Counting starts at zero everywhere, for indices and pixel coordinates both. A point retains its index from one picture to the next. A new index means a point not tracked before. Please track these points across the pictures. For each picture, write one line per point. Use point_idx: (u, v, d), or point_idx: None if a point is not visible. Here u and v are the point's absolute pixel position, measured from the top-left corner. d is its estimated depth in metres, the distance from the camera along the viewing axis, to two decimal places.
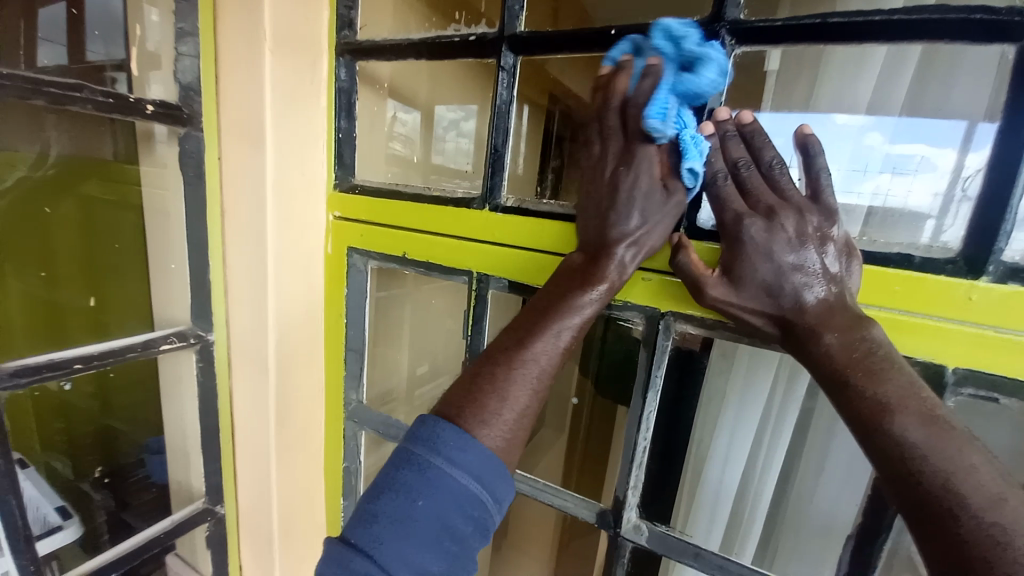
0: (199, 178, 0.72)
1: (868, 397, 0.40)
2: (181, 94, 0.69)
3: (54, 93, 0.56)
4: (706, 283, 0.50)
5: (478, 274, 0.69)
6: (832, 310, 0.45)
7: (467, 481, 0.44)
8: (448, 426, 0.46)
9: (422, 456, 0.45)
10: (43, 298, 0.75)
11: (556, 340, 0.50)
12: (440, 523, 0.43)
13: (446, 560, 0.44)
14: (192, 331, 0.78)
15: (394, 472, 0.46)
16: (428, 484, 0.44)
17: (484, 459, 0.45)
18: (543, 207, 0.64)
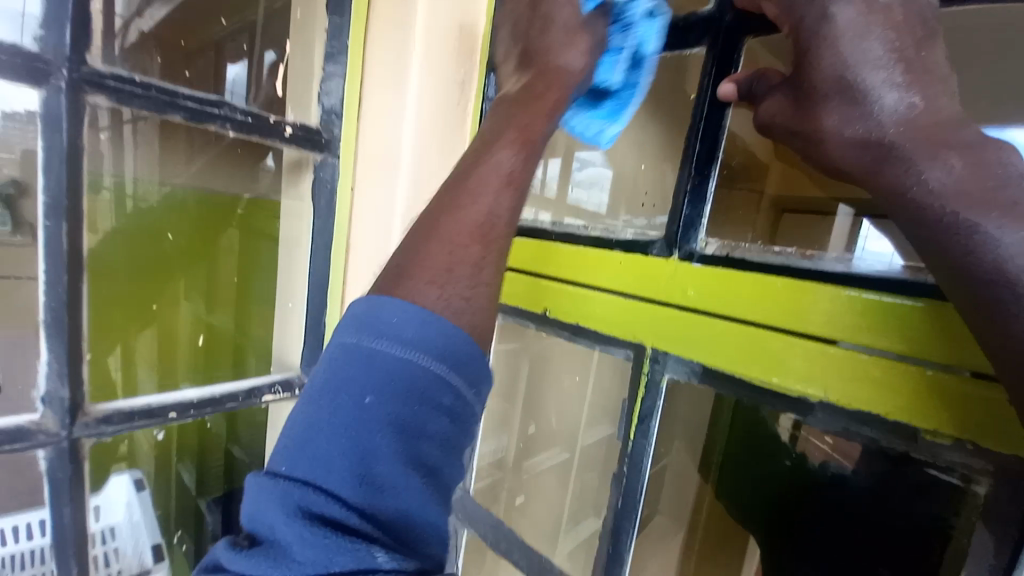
0: (329, 210, 0.65)
1: (986, 259, 0.26)
2: (323, 117, 0.63)
3: (191, 108, 0.53)
4: (830, 144, 0.32)
5: (653, 351, 0.47)
6: (1001, 183, 0.26)
7: (429, 363, 0.33)
8: (388, 300, 0.34)
9: (366, 344, 0.33)
10: (206, 320, 0.69)
11: (494, 172, 0.38)
12: (395, 419, 0.31)
13: (423, 464, 0.32)
14: (299, 380, 0.70)
15: (327, 378, 0.33)
16: (382, 375, 0.32)
17: (450, 337, 0.34)
18: (774, 259, 0.41)
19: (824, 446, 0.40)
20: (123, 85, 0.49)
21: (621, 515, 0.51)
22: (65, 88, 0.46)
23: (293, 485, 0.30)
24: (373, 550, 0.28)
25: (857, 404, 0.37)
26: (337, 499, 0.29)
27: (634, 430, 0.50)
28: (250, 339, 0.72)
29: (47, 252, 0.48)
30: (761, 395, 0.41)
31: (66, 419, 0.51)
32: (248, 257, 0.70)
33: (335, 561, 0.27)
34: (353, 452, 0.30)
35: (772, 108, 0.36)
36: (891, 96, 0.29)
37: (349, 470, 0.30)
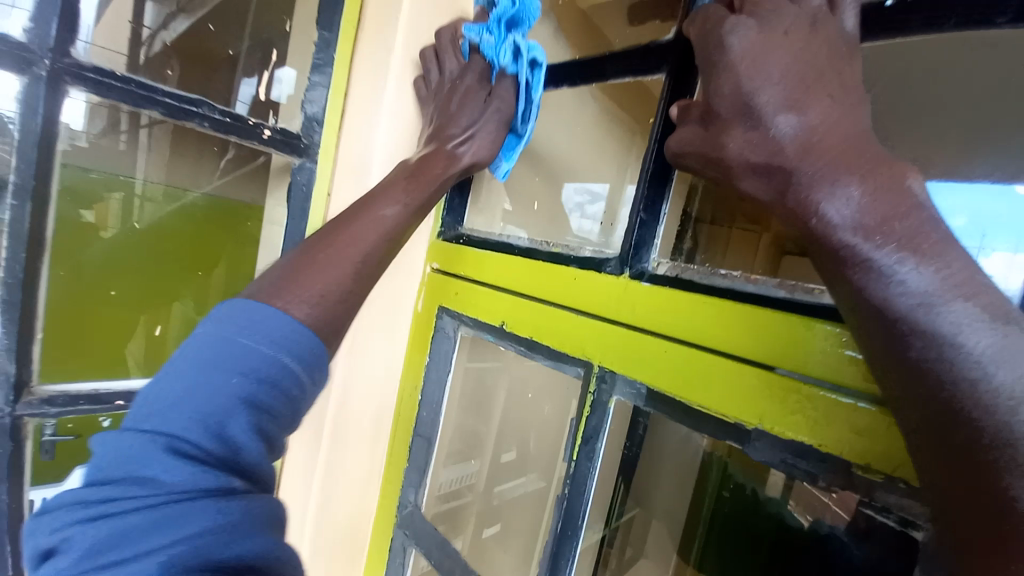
0: (303, 213, 0.66)
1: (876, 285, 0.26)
2: (303, 124, 0.64)
3: (169, 104, 0.56)
4: (735, 170, 0.34)
5: (600, 370, 0.47)
6: (903, 215, 0.26)
7: (281, 356, 0.36)
8: (239, 299, 0.37)
9: (209, 332, 0.36)
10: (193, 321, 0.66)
11: (375, 221, 0.46)
12: (252, 394, 0.34)
13: (267, 433, 0.35)
14: None
15: (188, 361, 0.34)
16: (234, 355, 0.35)
17: (298, 331, 0.37)
18: (719, 281, 0.41)
19: (823, 498, 0.35)
20: (103, 78, 0.52)
21: (562, 540, 0.49)
22: (45, 77, 0.49)
23: (156, 437, 0.32)
24: (231, 477, 0.32)
25: (793, 433, 0.36)
26: (199, 448, 0.32)
27: (578, 451, 0.48)
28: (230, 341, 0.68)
29: (10, 233, 0.51)
30: (698, 420, 0.40)
31: (12, 397, 0.53)
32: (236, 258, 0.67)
33: (200, 482, 0.31)
34: (210, 415, 0.33)
35: (689, 137, 0.38)
36: (784, 122, 0.31)
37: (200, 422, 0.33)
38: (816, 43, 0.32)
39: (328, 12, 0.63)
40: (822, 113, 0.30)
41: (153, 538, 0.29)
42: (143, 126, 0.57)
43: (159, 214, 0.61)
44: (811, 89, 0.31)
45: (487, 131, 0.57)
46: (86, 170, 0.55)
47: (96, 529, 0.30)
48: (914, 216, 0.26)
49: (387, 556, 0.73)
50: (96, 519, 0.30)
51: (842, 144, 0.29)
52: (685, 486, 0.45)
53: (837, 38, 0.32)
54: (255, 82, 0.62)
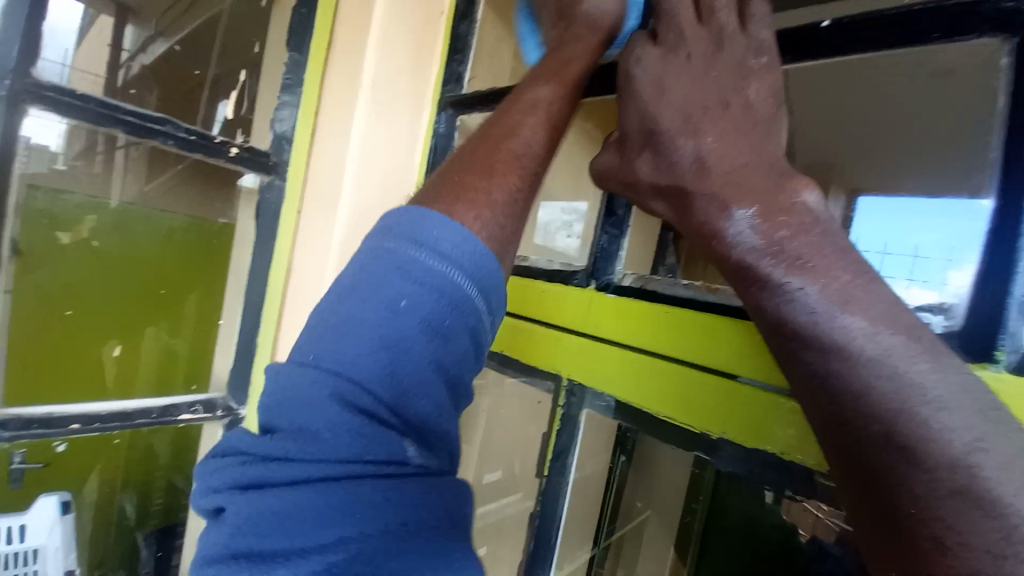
0: (273, 231, 0.65)
1: (782, 298, 0.29)
2: (274, 142, 0.64)
3: (132, 123, 0.55)
4: (646, 192, 0.36)
5: (569, 384, 0.46)
6: (794, 234, 0.29)
7: (459, 279, 0.33)
8: (437, 215, 0.34)
9: (406, 252, 0.33)
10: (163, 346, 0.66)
11: (520, 119, 0.38)
12: (429, 328, 0.32)
13: (450, 376, 0.33)
14: (223, 402, 0.67)
15: (359, 278, 0.32)
16: (407, 278, 0.32)
17: (477, 252, 0.33)
18: (680, 292, 0.41)
19: (817, 515, 0.34)
20: (62, 96, 0.51)
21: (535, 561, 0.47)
22: (3, 97, 0.48)
23: (323, 379, 0.30)
24: (404, 445, 0.31)
25: (756, 442, 0.36)
26: (369, 393, 0.30)
27: (549, 468, 0.47)
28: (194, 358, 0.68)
29: None
30: (666, 432, 0.40)
31: None
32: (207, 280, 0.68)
33: (371, 445, 0.30)
34: (385, 351, 0.31)
35: (606, 162, 0.38)
36: (685, 147, 0.33)
37: (384, 367, 0.30)
38: (733, 56, 0.33)
39: (297, 34, 0.64)
40: (751, 128, 0.32)
41: (308, 533, 0.27)
42: (120, 146, 0.57)
43: (130, 236, 0.62)
44: (746, 103, 0.33)
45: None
46: (60, 193, 0.55)
47: (256, 496, 0.29)
48: (803, 236, 0.29)
49: None
50: (255, 481, 0.30)
51: (743, 167, 0.31)
52: (680, 500, 0.45)
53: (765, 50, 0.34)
54: (229, 101, 0.64)
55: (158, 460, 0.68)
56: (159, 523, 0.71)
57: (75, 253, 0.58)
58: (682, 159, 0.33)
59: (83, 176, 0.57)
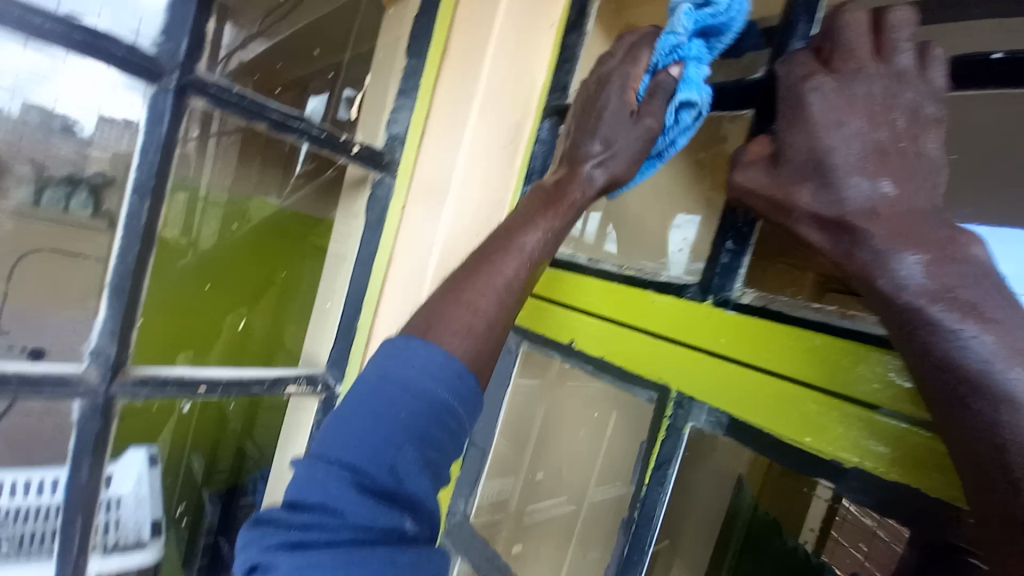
0: (379, 224, 0.70)
1: (951, 345, 0.28)
2: (387, 142, 0.69)
3: (276, 119, 0.60)
4: (799, 218, 0.36)
5: (678, 396, 0.47)
6: (968, 284, 0.29)
7: (444, 395, 0.40)
8: (419, 341, 0.42)
9: (390, 368, 0.41)
10: (245, 327, 0.71)
11: (520, 252, 0.46)
12: (419, 436, 0.39)
13: (435, 468, 0.40)
14: (322, 377, 0.73)
15: (363, 393, 0.40)
16: (404, 395, 0.39)
17: (450, 367, 0.41)
18: (811, 315, 0.41)
19: (855, 554, 0.37)
20: (222, 95, 0.56)
21: (626, 566, 0.49)
22: (172, 90, 0.53)
23: (339, 472, 0.37)
24: (403, 516, 0.37)
25: (893, 473, 0.35)
26: (376, 480, 0.37)
27: (650, 476, 0.48)
28: (278, 339, 0.73)
29: (128, 227, 0.54)
30: (786, 454, 0.40)
31: (108, 376, 0.55)
32: (286, 266, 0.72)
33: (377, 519, 0.36)
34: (386, 450, 0.38)
35: (752, 180, 0.39)
36: (860, 184, 0.33)
37: (382, 467, 0.37)
38: (897, 99, 0.34)
39: (416, 41, 0.67)
40: (909, 172, 0.33)
41: None
42: (213, 135, 0.59)
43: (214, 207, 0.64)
44: (906, 145, 0.33)
45: (625, 155, 0.47)
46: (186, 177, 0.59)
47: (293, 558, 0.34)
48: (982, 285, 0.28)
49: None
50: (295, 544, 0.35)
51: (910, 213, 0.32)
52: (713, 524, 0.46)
53: (930, 94, 0.34)
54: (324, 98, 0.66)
55: (235, 428, 0.75)
56: (223, 482, 0.80)
57: (174, 246, 0.60)
58: (854, 197, 0.33)
59: (193, 166, 0.59)
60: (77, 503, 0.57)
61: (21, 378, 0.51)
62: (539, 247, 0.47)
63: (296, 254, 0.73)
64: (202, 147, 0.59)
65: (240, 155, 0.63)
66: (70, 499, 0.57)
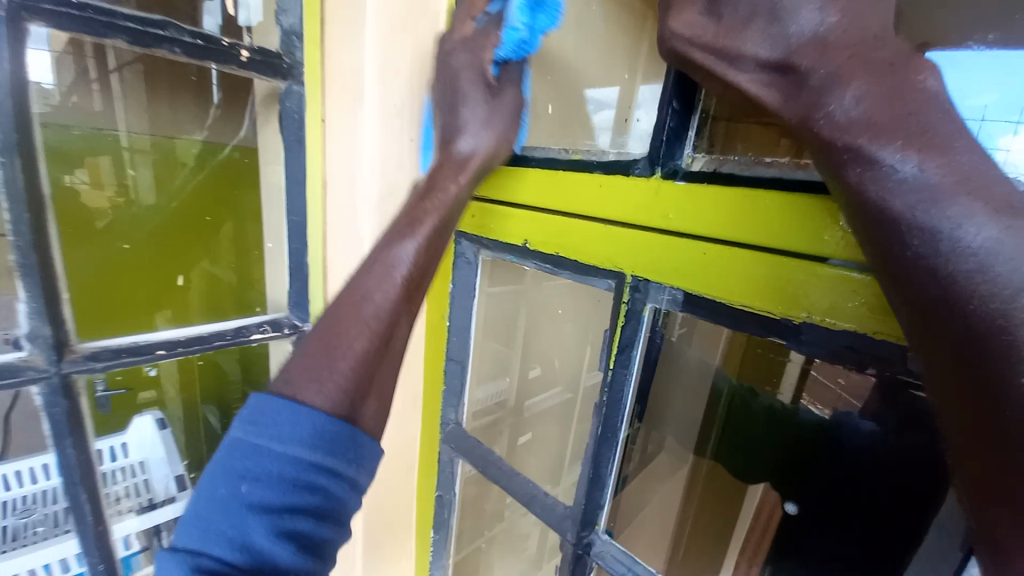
0: (300, 143, 0.62)
1: (885, 182, 0.26)
2: (282, 40, 0.59)
3: (133, 29, 0.48)
4: (739, 60, 0.32)
5: (635, 279, 0.46)
6: (913, 112, 0.26)
7: (302, 454, 0.37)
8: (270, 398, 0.38)
9: (240, 435, 0.38)
10: (210, 274, 0.71)
11: (387, 268, 0.46)
12: (271, 499, 0.36)
13: (303, 533, 0.37)
14: (288, 320, 0.70)
15: (215, 460, 0.38)
16: (253, 462, 0.37)
17: (311, 424, 0.38)
18: (762, 172, 0.38)
19: (834, 388, 0.38)
20: (60, 7, 0.44)
21: (602, 442, 0.52)
22: (0, 16, 0.42)
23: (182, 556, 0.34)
24: None
25: (846, 323, 0.34)
26: (220, 562, 0.34)
27: (615, 360, 0.49)
28: (244, 281, 0.72)
29: (6, 191, 0.46)
30: (740, 319, 0.40)
31: (55, 356, 0.51)
32: (233, 207, 0.70)
33: None
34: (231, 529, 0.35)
35: (695, 28, 0.33)
36: (807, 14, 0.28)
37: (229, 539, 0.35)
38: None
39: None
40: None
41: None
42: (113, 70, 0.59)
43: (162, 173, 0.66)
44: None
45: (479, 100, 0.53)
46: (70, 127, 0.56)
47: None
48: (926, 113, 0.25)
49: (436, 472, 0.78)
50: None
51: (862, 42, 0.27)
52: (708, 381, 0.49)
53: None
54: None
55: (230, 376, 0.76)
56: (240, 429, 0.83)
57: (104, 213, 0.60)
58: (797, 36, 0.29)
59: (99, 115, 0.60)
60: (76, 477, 0.56)
61: None
62: (414, 260, 0.48)
63: (236, 192, 0.69)
64: (107, 87, 0.59)
65: (151, 92, 0.63)
66: (68, 479, 0.56)
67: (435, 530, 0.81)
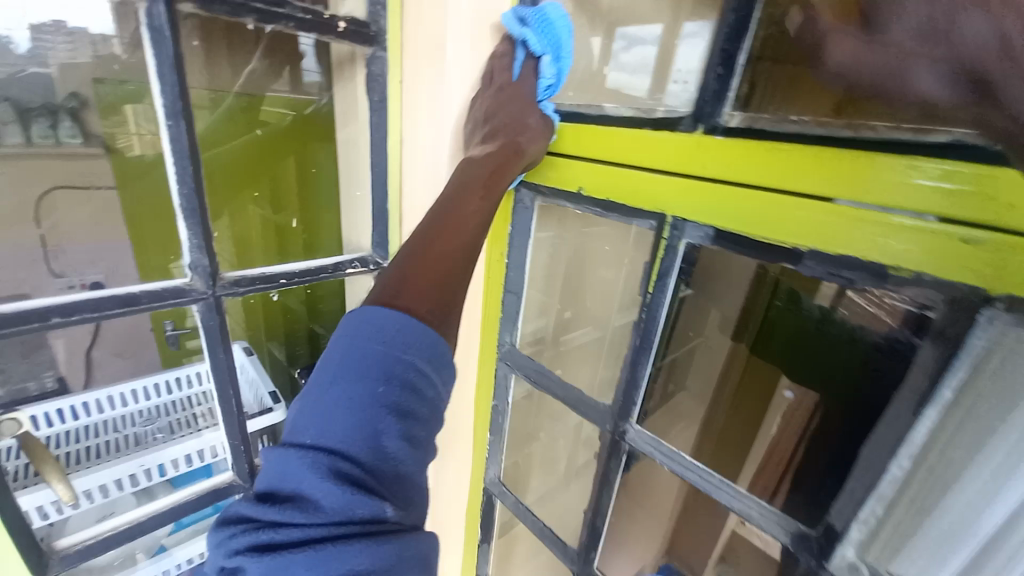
0: (383, 102, 0.72)
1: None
2: (369, 10, 0.67)
3: (260, 8, 0.57)
4: None
5: (675, 218, 0.55)
6: None
7: (417, 362, 0.46)
8: (385, 310, 0.46)
9: (367, 345, 0.45)
10: (272, 220, 0.85)
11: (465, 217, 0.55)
12: (393, 405, 0.43)
13: (412, 437, 0.44)
14: (372, 258, 0.83)
15: (342, 367, 0.44)
16: (379, 369, 0.44)
17: (421, 335, 0.46)
18: (788, 127, 0.46)
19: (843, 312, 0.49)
20: None
21: (639, 353, 0.64)
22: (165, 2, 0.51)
23: (317, 456, 0.41)
24: (382, 503, 0.41)
25: (844, 251, 0.44)
26: (353, 462, 0.41)
27: (653, 285, 0.60)
28: (309, 228, 0.89)
29: (175, 148, 0.58)
30: (759, 250, 0.50)
31: (211, 281, 0.64)
32: (305, 157, 0.86)
33: (355, 506, 0.39)
34: (362, 431, 0.42)
35: None
36: None
37: (361, 440, 0.42)
38: None
39: None
40: None
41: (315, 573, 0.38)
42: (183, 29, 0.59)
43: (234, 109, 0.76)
44: None
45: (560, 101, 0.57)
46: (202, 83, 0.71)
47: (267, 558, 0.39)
48: None
49: (492, 386, 0.93)
50: (264, 546, 0.39)
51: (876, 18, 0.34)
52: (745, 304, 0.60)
53: None
54: None
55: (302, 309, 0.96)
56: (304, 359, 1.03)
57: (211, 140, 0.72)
58: None
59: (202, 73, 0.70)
60: (223, 376, 0.71)
61: (151, 295, 0.60)
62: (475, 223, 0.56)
63: (307, 142, 0.85)
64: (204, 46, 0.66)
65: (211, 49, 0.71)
66: (218, 378, 0.71)
67: (491, 434, 0.97)
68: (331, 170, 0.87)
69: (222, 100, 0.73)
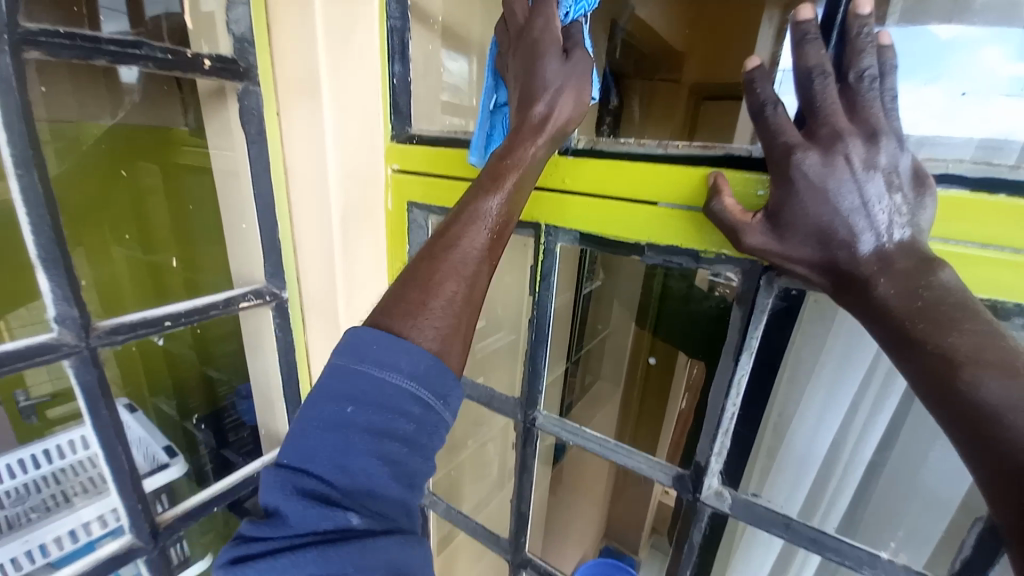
0: (261, 135, 0.72)
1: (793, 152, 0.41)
2: (235, 46, 0.68)
3: (114, 50, 0.55)
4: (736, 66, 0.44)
5: (547, 226, 0.64)
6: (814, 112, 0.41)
7: (400, 380, 0.43)
8: (374, 331, 0.44)
9: (345, 363, 0.44)
10: (144, 260, 0.84)
11: (479, 219, 0.49)
12: (373, 426, 0.42)
13: (394, 461, 0.42)
14: (268, 289, 0.81)
15: (332, 386, 0.43)
16: (359, 387, 0.42)
17: (416, 357, 0.44)
18: (620, 147, 0.57)
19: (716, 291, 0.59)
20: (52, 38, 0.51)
21: (536, 346, 0.71)
22: (6, 51, 0.49)
23: (288, 475, 0.41)
24: (348, 515, 0.39)
25: (671, 242, 0.55)
26: (322, 481, 0.40)
27: (539, 286, 0.68)
28: (189, 266, 0.87)
29: (26, 198, 0.53)
30: (614, 247, 0.60)
31: (83, 333, 0.60)
32: (173, 193, 0.83)
33: (323, 522, 0.38)
34: (343, 450, 0.41)
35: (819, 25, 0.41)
36: None
37: (335, 459, 0.41)
38: None
39: None
40: None
41: None
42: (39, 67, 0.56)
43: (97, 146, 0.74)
44: None
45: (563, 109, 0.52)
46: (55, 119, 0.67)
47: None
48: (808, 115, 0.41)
49: None
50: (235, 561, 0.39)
51: None
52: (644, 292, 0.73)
53: None
54: None
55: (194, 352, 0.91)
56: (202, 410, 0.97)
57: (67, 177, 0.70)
58: None
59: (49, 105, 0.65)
60: (109, 435, 0.65)
61: (14, 356, 0.54)
62: (498, 214, 0.50)
63: (176, 176, 0.82)
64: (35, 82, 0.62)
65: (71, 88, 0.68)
66: (103, 437, 0.65)
67: None
68: (208, 203, 0.84)
69: (82, 136, 0.71)
